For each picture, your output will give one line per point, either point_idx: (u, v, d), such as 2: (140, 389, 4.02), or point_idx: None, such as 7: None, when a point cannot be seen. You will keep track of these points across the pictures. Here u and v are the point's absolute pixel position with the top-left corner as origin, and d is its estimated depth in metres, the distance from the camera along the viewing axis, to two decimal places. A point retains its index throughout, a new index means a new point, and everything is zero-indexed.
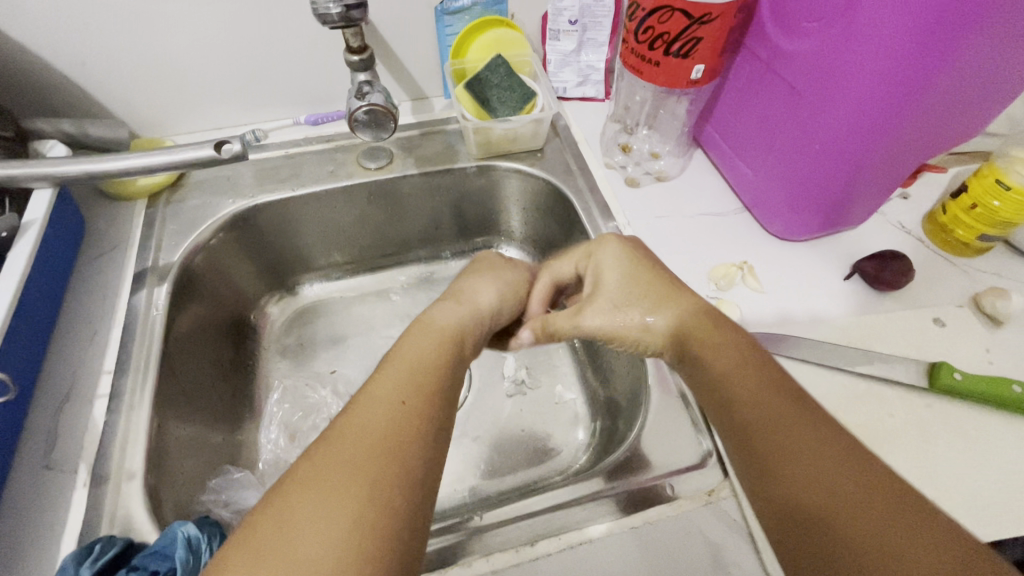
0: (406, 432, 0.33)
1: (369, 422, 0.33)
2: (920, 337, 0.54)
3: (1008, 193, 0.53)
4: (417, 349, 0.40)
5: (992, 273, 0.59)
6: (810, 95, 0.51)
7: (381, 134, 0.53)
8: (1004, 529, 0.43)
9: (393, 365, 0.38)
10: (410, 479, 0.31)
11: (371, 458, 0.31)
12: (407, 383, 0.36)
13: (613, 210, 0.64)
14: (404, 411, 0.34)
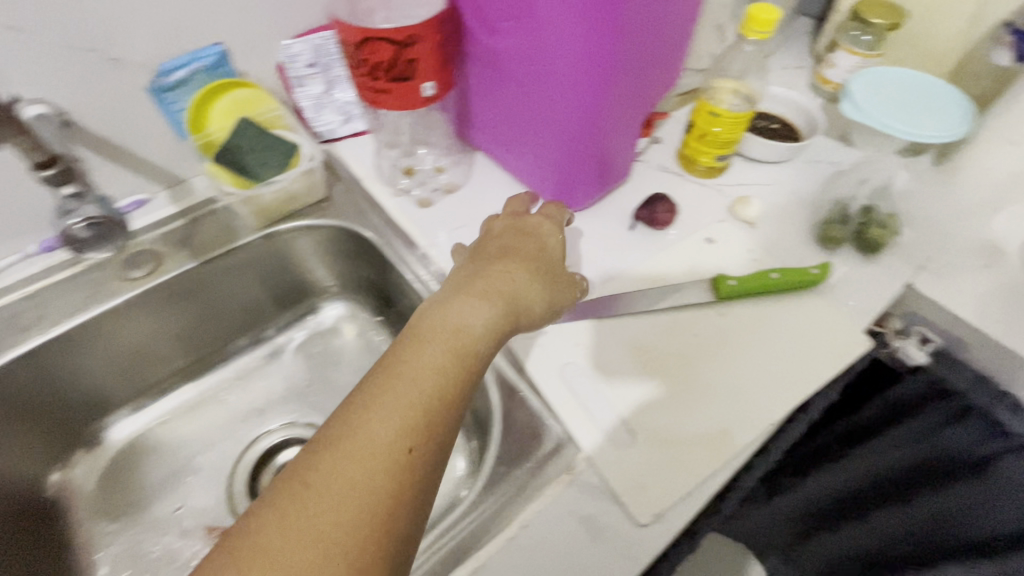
0: (401, 459, 0.34)
1: (361, 447, 0.33)
2: (698, 259, 0.62)
3: (720, 119, 0.63)
4: (417, 367, 0.38)
5: (737, 184, 0.69)
6: (535, 82, 0.55)
7: (111, 246, 0.50)
8: (801, 393, 0.51)
9: (391, 388, 0.36)
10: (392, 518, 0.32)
11: (362, 488, 0.32)
12: (402, 412, 0.35)
13: (414, 235, 0.64)
14: (396, 435, 0.34)
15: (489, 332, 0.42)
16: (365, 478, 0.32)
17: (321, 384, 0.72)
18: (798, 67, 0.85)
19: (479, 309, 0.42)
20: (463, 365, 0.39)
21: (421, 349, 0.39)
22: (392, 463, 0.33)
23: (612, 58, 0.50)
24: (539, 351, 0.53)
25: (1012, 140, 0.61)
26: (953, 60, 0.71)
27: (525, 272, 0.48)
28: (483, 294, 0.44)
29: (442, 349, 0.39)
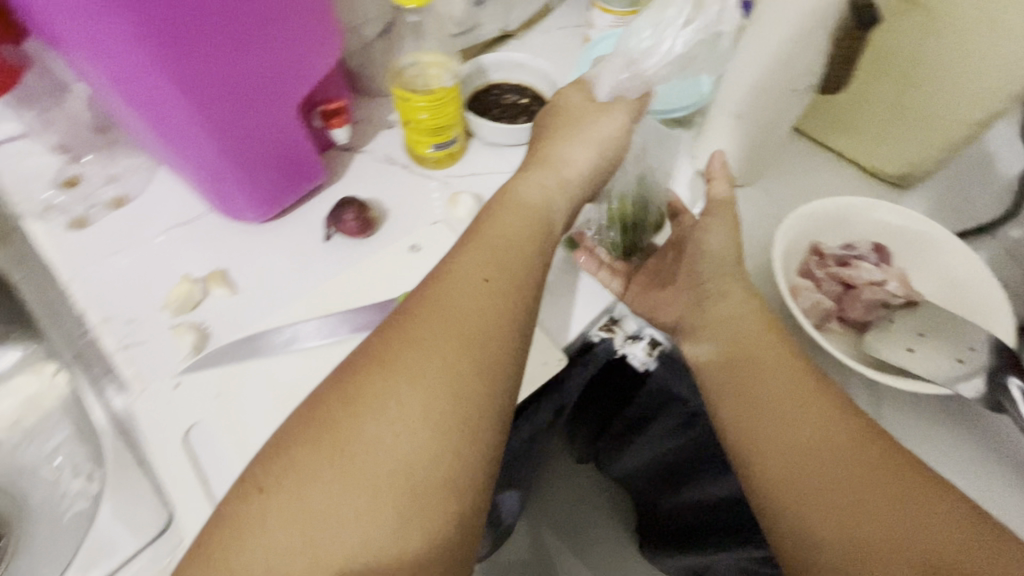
0: (493, 295, 0.37)
1: (465, 289, 0.37)
2: (395, 273, 0.53)
3: (413, 104, 0.53)
4: (465, 271, 0.38)
5: (469, 174, 0.60)
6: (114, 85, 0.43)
7: None
8: None
9: (436, 300, 0.36)
10: (482, 381, 0.34)
11: (451, 359, 0.34)
12: (485, 257, 0.40)
13: (55, 268, 0.53)
14: (477, 269, 0.38)
15: (482, 261, 0.39)
16: (451, 336, 0.34)
17: (12, 440, 0.62)
18: (577, 25, 0.75)
19: (503, 258, 0.40)
20: (506, 294, 0.38)
21: (488, 267, 0.39)
22: (467, 356, 0.34)
23: (180, 46, 0.39)
24: (164, 409, 0.45)
25: (736, 113, 0.54)
26: None
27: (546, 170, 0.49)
28: (527, 220, 0.44)
29: (507, 256, 0.40)
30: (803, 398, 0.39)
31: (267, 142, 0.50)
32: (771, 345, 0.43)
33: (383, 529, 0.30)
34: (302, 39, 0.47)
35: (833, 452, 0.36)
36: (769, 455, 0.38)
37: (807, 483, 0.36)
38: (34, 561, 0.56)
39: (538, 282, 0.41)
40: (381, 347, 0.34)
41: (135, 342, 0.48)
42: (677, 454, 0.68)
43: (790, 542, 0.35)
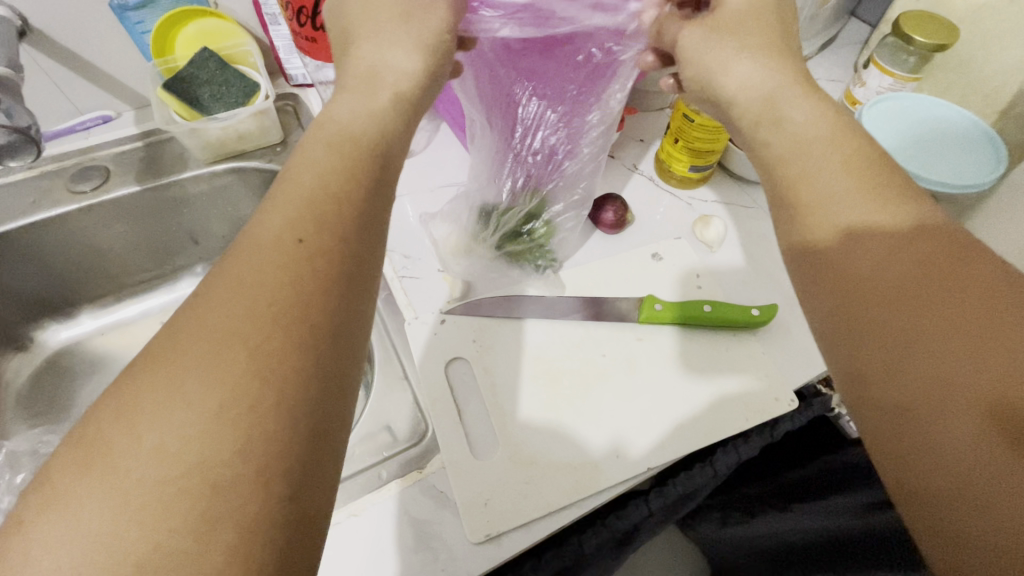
0: (273, 277, 0.28)
1: (243, 260, 0.28)
2: (637, 274, 0.56)
3: (694, 125, 0.56)
4: (260, 238, 0.29)
5: (710, 201, 0.63)
6: None
7: (86, 181, 0.63)
8: (697, 442, 0.46)
9: (213, 302, 0.27)
10: (267, 366, 0.26)
11: (256, 323, 0.26)
12: (288, 207, 0.30)
13: None
14: (284, 229, 0.29)
15: (340, 173, 0.32)
16: (204, 338, 0.26)
17: None
18: (831, 80, 0.76)
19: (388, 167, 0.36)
20: (277, 257, 0.28)
21: (268, 210, 0.30)
22: (250, 347, 0.26)
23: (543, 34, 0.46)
24: (430, 339, 0.51)
25: None
26: (1002, 97, 0.60)
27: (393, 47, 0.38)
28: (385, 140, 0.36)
29: (282, 228, 0.29)
30: (881, 250, 0.28)
31: None
32: (828, 156, 0.32)
33: (178, 522, 0.22)
34: None
35: (910, 301, 0.26)
36: (904, 317, 0.26)
37: (872, 314, 0.27)
38: None
39: (336, 237, 0.30)
40: (161, 340, 0.26)
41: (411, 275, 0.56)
42: (826, 539, 0.63)
43: (843, 380, 0.28)
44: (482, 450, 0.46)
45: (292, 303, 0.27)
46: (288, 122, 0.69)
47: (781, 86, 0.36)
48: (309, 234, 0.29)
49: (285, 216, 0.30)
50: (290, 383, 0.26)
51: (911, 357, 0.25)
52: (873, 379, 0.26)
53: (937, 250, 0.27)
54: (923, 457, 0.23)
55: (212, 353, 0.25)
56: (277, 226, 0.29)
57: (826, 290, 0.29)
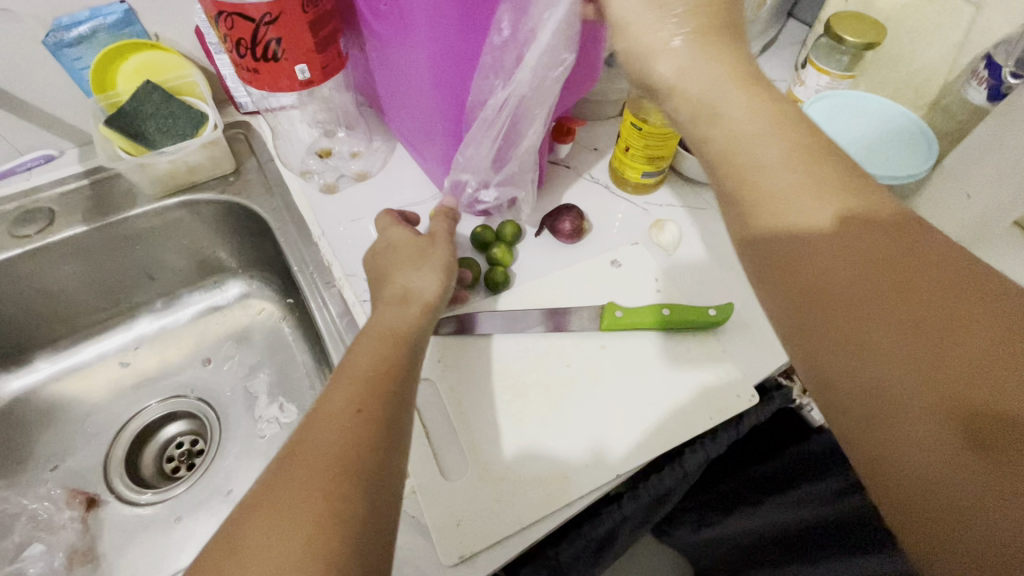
0: (334, 434, 0.32)
1: (314, 418, 0.33)
2: (597, 282, 0.57)
3: (642, 133, 0.57)
4: (328, 406, 0.34)
5: (665, 205, 0.64)
6: (412, 74, 0.51)
7: (29, 225, 0.61)
8: (663, 445, 0.47)
9: (288, 459, 0.31)
10: (331, 512, 0.29)
11: (323, 473, 0.30)
12: (349, 384, 0.36)
13: (307, 222, 0.62)
14: (346, 401, 0.34)
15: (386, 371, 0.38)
16: (284, 489, 0.30)
17: (220, 360, 0.72)
18: (775, 79, 0.78)
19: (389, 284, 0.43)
20: (339, 419, 0.33)
21: (335, 386, 0.36)
22: (319, 493, 0.29)
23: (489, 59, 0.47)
24: None
25: (967, 192, 0.55)
26: (931, 90, 0.63)
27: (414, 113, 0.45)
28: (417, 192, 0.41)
29: (325, 410, 0.34)
30: (842, 253, 0.30)
31: None
32: (774, 148, 0.33)
33: None
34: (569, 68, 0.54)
35: (876, 304, 0.28)
36: (866, 325, 0.28)
37: (841, 318, 0.29)
38: (230, 469, 0.64)
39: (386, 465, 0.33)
40: (248, 499, 0.30)
41: (373, 299, 0.55)
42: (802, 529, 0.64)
43: (820, 382, 0.30)
44: (452, 471, 0.46)
45: (352, 459, 0.31)
46: (241, 151, 0.68)
47: (708, 89, 0.36)
48: (365, 411, 0.34)
49: (347, 390, 0.35)
50: (349, 531, 0.29)
51: (879, 367, 0.27)
52: (848, 385, 0.28)
53: (894, 249, 0.29)
54: (897, 461, 0.26)
55: (284, 502, 0.29)
56: (344, 397, 0.34)
57: (790, 295, 0.31)
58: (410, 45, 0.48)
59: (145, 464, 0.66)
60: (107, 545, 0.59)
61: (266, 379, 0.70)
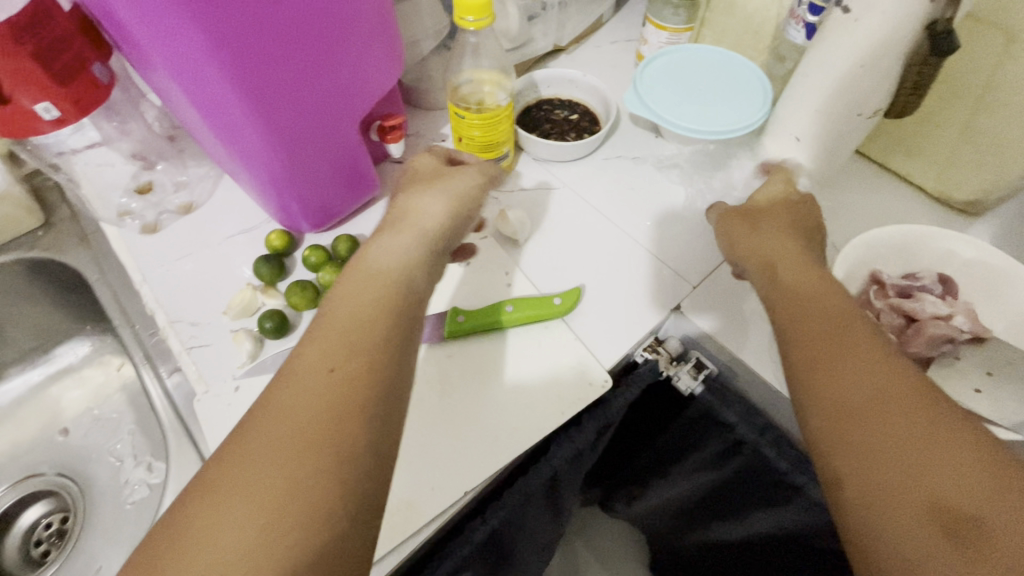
0: (332, 394, 0.30)
1: (299, 374, 0.31)
2: (443, 286, 0.54)
3: (472, 121, 0.54)
4: (315, 355, 0.31)
5: (518, 190, 0.61)
6: (183, 103, 0.46)
7: None
8: (511, 450, 0.45)
9: (271, 419, 0.29)
10: (337, 464, 0.28)
11: (309, 429, 0.28)
12: (340, 327, 0.33)
13: (129, 269, 0.56)
14: (322, 355, 0.31)
15: (378, 309, 0.34)
16: (278, 436, 0.28)
17: (82, 427, 0.66)
18: (628, 40, 0.75)
19: (395, 240, 0.41)
20: (313, 385, 0.30)
21: (311, 338, 0.33)
22: (308, 450, 0.28)
23: (255, 82, 0.42)
24: (225, 410, 0.47)
25: (795, 137, 0.51)
26: (766, 34, 0.61)
27: (428, 192, 0.47)
28: (407, 229, 0.43)
29: (321, 357, 0.31)
30: (857, 366, 0.33)
31: (317, 165, 0.52)
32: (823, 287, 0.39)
33: None
34: (364, 68, 0.49)
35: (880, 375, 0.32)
36: (855, 387, 0.32)
37: (837, 363, 0.33)
38: (101, 542, 0.60)
39: (383, 402, 0.31)
40: (228, 447, 0.28)
41: (200, 344, 0.51)
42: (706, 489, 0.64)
43: (821, 424, 0.32)
44: None
45: (337, 409, 0.29)
46: (51, 199, 0.62)
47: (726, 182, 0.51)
48: (338, 365, 0.31)
49: (325, 344, 0.32)
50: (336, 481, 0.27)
51: (876, 434, 0.30)
52: (846, 424, 0.31)
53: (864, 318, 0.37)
54: (903, 476, 0.28)
55: (271, 455, 0.27)
56: (331, 354, 0.31)
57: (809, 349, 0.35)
58: (162, 74, 0.43)
59: (8, 553, 0.61)
60: None
61: (129, 441, 0.64)
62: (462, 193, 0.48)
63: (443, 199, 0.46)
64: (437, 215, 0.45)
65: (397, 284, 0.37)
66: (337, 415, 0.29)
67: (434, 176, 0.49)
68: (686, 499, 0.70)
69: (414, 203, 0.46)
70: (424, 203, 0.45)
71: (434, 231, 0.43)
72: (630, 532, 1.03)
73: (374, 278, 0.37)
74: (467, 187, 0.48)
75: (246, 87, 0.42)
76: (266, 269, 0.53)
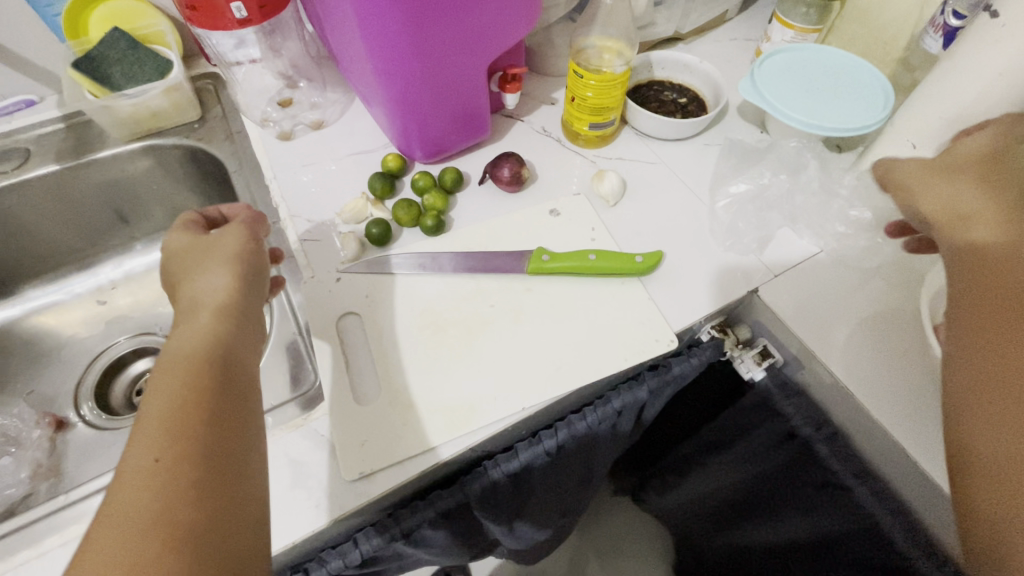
0: (161, 481, 0.28)
1: (115, 484, 0.28)
2: (531, 229, 0.57)
3: (588, 82, 0.57)
4: (127, 460, 0.29)
5: (615, 158, 0.64)
6: (344, 23, 0.52)
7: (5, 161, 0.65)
8: (571, 382, 0.48)
9: (98, 538, 0.26)
10: (189, 543, 0.27)
11: (147, 524, 0.27)
12: (147, 422, 0.30)
13: (262, 167, 0.64)
14: (142, 451, 0.29)
15: (187, 396, 0.32)
16: (114, 551, 0.26)
17: None
18: (748, 39, 0.76)
19: (184, 332, 0.36)
20: (132, 485, 0.28)
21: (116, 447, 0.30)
22: (148, 552, 0.26)
23: (411, 14, 0.47)
24: (325, 295, 0.53)
25: (913, 144, 0.51)
26: (898, 44, 0.61)
27: (212, 270, 0.40)
28: (202, 315, 0.38)
29: (133, 463, 0.28)
30: (1022, 290, 0.34)
31: (441, 101, 0.57)
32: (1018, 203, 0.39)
33: None
34: (501, 18, 0.54)
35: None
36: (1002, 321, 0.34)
37: (1009, 341, 0.33)
38: None
39: (228, 472, 0.30)
40: None
41: (312, 238, 0.57)
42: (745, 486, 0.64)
43: (957, 339, 0.35)
44: (364, 395, 0.47)
45: (185, 493, 0.28)
46: (207, 100, 0.71)
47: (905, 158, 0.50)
48: (165, 457, 0.29)
49: (138, 443, 0.29)
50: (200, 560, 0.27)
51: (1009, 363, 0.32)
52: (988, 394, 0.32)
53: None
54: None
55: (116, 566, 0.25)
56: (148, 449, 0.29)
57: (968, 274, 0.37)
58: None
59: (117, 393, 0.70)
60: (71, 463, 0.61)
61: None
62: (254, 259, 0.42)
63: (223, 271, 0.40)
64: (227, 292, 0.39)
65: (207, 365, 0.34)
66: (181, 503, 0.28)
67: (216, 254, 0.41)
68: (720, 495, 0.70)
69: (202, 283, 0.40)
70: (218, 276, 0.40)
71: (238, 307, 0.39)
72: (654, 534, 1.02)
73: (185, 369, 0.34)
74: (243, 249, 0.42)
75: (406, 10, 0.47)
76: (380, 184, 0.58)
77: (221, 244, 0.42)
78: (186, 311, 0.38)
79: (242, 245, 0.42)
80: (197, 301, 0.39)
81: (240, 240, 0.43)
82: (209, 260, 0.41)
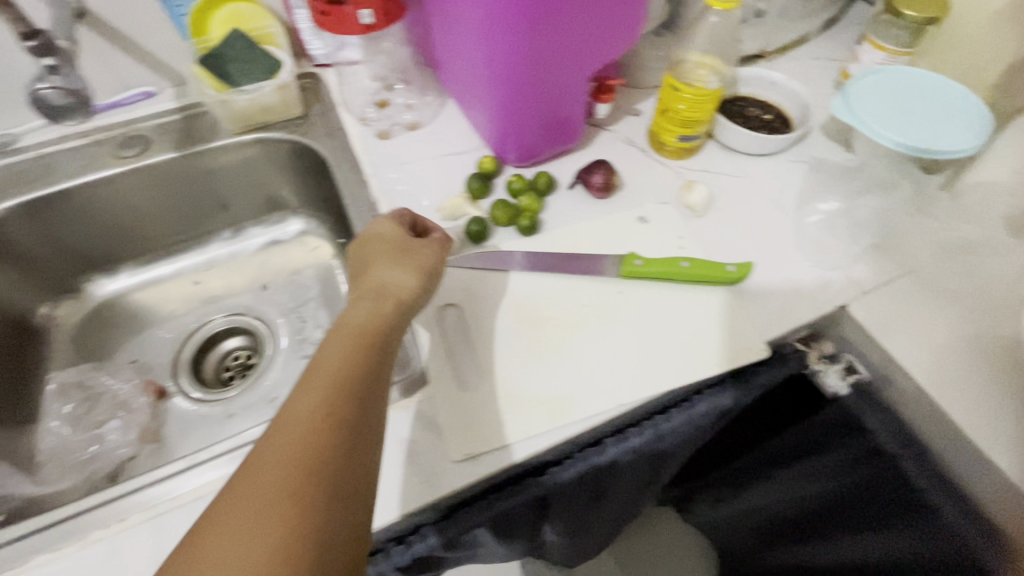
0: (315, 439, 0.34)
1: (290, 423, 0.35)
2: (621, 235, 0.59)
3: (684, 96, 0.59)
4: (300, 408, 0.36)
5: (700, 169, 0.65)
6: (461, 28, 0.55)
7: (128, 146, 0.71)
8: (665, 383, 0.50)
9: (261, 470, 0.33)
10: (315, 502, 0.32)
11: (296, 473, 0.33)
12: (324, 382, 0.37)
13: (363, 162, 0.68)
14: (314, 406, 0.36)
15: (354, 366, 0.39)
16: (269, 484, 0.32)
17: (279, 288, 0.80)
18: (831, 59, 0.77)
19: (361, 307, 0.44)
20: (302, 431, 0.34)
21: (298, 392, 0.37)
22: (290, 497, 0.32)
23: (532, 23, 0.50)
24: None
25: None
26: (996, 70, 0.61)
27: (388, 263, 0.47)
28: (376, 296, 0.45)
29: (305, 415, 0.35)
30: None
31: (541, 106, 0.59)
32: None
33: None
34: (607, 30, 0.56)
35: None
36: None
37: None
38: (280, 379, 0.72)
39: (361, 454, 0.36)
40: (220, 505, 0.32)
41: None
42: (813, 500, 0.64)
43: None
44: (466, 382, 0.50)
45: (327, 458, 0.34)
46: (308, 98, 0.76)
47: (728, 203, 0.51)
48: (329, 419, 0.35)
49: (312, 399, 0.36)
50: (325, 524, 0.32)
51: None
52: None
53: None
54: None
55: (264, 500, 0.32)
56: (318, 404, 0.36)
57: None
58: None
59: (210, 367, 0.75)
60: (171, 431, 0.66)
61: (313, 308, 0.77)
62: (430, 261, 0.48)
63: (399, 267, 0.47)
64: (401, 286, 0.46)
65: (370, 346, 0.41)
66: (322, 468, 0.33)
67: (396, 249, 0.48)
68: (784, 509, 0.70)
69: (377, 272, 0.47)
70: (392, 271, 0.47)
71: (410, 303, 0.46)
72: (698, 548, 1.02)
73: (355, 342, 0.41)
74: (417, 254, 0.48)
75: (528, 20, 0.49)
76: (477, 184, 0.61)
77: (406, 243, 0.49)
78: (362, 289, 0.46)
79: (421, 247, 0.49)
80: (372, 284, 0.46)
81: (433, 254, 0.49)
82: (394, 253, 0.48)
